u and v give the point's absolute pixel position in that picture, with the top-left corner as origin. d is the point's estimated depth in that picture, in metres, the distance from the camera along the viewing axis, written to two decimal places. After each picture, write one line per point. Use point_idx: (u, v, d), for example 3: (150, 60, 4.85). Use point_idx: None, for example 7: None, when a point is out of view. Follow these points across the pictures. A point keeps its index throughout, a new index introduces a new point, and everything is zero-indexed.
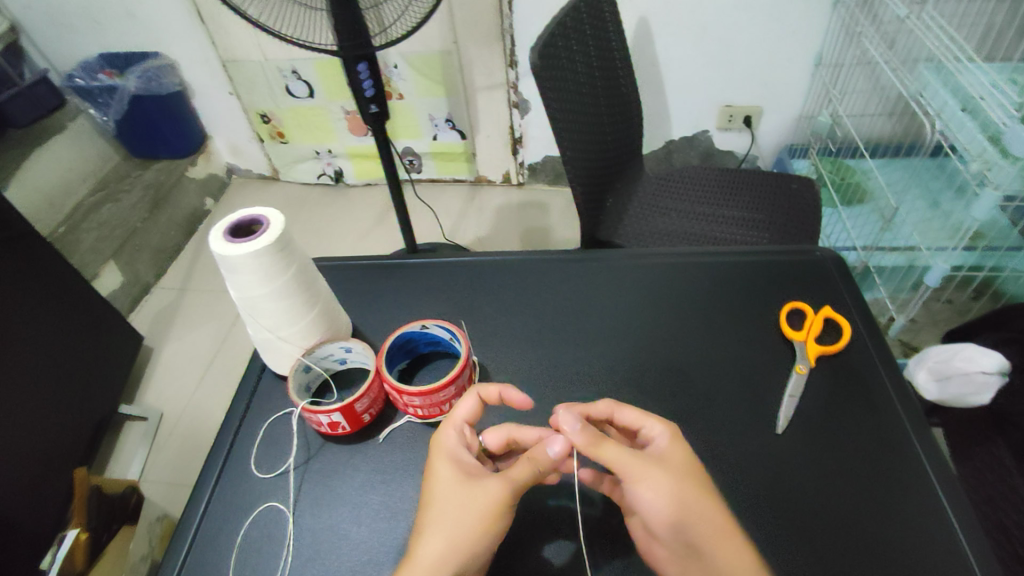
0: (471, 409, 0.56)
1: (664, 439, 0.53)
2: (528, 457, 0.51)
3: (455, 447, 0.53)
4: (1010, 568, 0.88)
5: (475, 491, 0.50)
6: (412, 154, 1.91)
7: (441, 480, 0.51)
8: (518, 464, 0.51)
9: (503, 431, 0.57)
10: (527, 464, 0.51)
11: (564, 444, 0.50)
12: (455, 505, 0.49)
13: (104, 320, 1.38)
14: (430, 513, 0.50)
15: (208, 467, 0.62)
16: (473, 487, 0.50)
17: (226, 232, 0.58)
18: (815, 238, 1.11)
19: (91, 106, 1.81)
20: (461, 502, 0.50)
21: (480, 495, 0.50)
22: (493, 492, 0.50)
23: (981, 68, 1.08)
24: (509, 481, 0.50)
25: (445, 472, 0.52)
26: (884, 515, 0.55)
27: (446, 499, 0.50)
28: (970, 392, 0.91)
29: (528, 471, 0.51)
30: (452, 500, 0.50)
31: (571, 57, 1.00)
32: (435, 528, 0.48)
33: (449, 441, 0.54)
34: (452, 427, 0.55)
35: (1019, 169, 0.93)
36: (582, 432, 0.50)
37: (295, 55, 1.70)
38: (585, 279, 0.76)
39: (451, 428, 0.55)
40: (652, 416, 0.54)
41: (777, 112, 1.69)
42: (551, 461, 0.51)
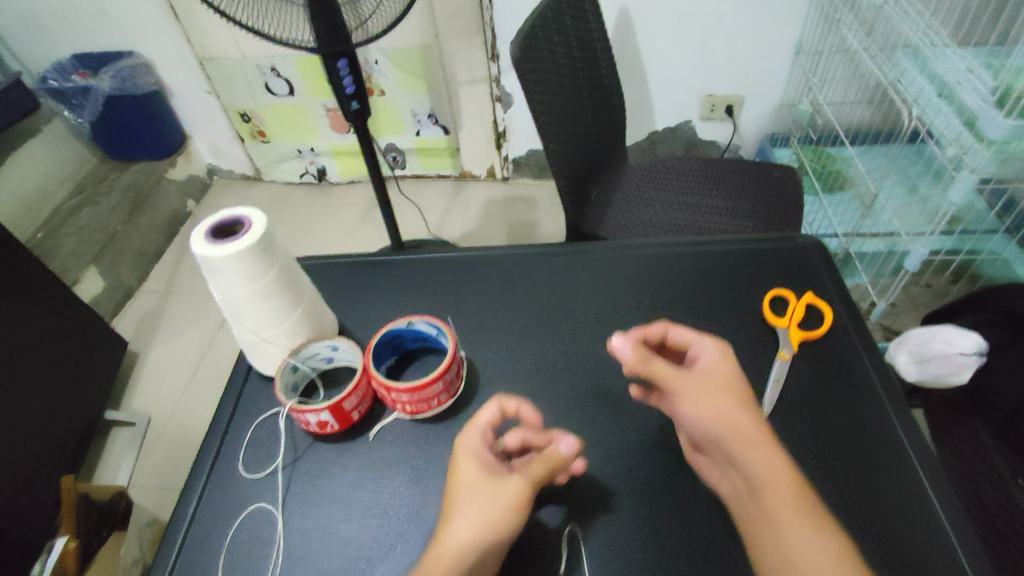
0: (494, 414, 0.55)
1: (714, 354, 0.56)
2: (545, 458, 0.52)
3: (476, 448, 0.53)
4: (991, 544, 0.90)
5: (499, 490, 0.50)
6: (396, 150, 1.90)
7: (466, 478, 0.51)
8: (536, 465, 0.52)
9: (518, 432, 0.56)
10: (543, 466, 0.52)
11: (574, 445, 0.53)
12: (478, 502, 0.50)
13: (86, 326, 1.36)
14: (455, 510, 0.50)
15: (196, 470, 0.62)
16: (497, 485, 0.50)
17: (208, 233, 0.58)
18: (797, 225, 1.12)
19: (66, 108, 1.76)
20: (485, 499, 0.50)
21: (504, 492, 0.50)
22: (515, 490, 0.50)
23: (956, 54, 1.09)
24: (531, 483, 0.51)
25: (467, 470, 0.52)
26: (865, 495, 0.56)
27: (470, 496, 0.50)
28: (949, 372, 0.93)
29: (543, 472, 0.52)
30: (475, 497, 0.50)
31: (552, 49, 1.00)
32: (461, 522, 0.49)
33: (470, 440, 0.54)
34: (474, 429, 0.54)
35: (994, 152, 0.94)
36: (631, 351, 0.54)
37: (274, 52, 1.68)
38: (571, 272, 0.76)
39: (474, 428, 0.54)
40: (704, 337, 0.58)
41: (758, 101, 1.70)
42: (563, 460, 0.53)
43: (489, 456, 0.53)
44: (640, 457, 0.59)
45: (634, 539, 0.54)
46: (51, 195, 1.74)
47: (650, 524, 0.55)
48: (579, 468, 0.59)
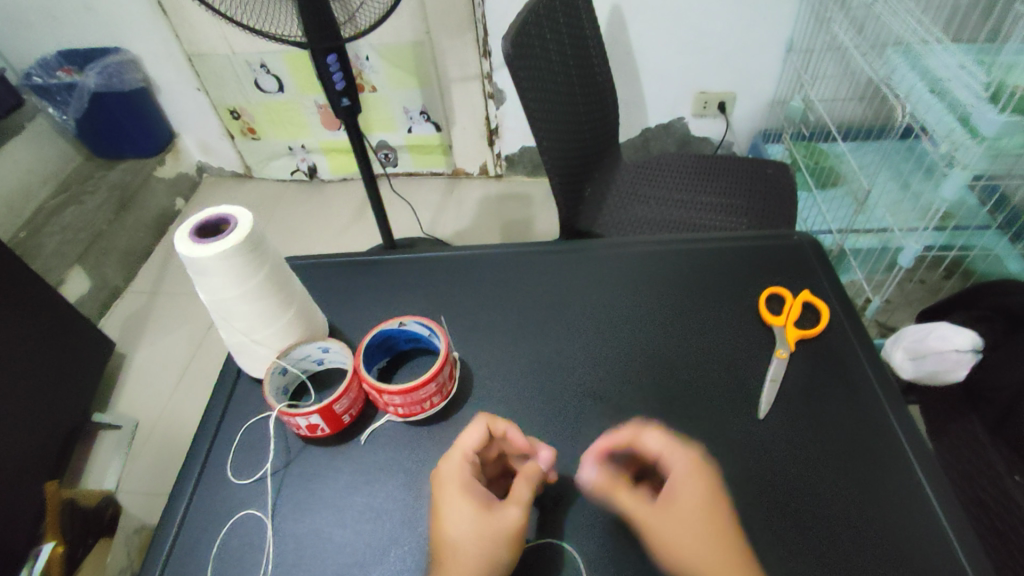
0: (478, 439, 0.54)
1: (687, 475, 0.52)
2: (528, 474, 0.53)
3: (462, 477, 0.52)
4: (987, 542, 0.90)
5: (492, 521, 0.50)
6: (387, 147, 1.88)
7: (456, 513, 0.50)
8: (521, 484, 0.52)
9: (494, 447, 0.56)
10: (529, 484, 0.52)
11: (551, 457, 0.55)
12: (476, 538, 0.49)
13: (70, 328, 1.34)
14: (454, 553, 0.49)
15: (184, 476, 0.60)
16: (490, 516, 0.50)
17: (193, 233, 0.56)
18: (791, 222, 1.12)
19: (49, 105, 1.73)
20: (481, 533, 0.49)
21: (499, 522, 0.50)
22: (509, 518, 0.50)
23: (947, 50, 1.09)
24: (524, 505, 0.51)
25: (458, 505, 0.51)
26: (865, 496, 0.55)
27: (466, 534, 0.49)
28: (945, 369, 0.93)
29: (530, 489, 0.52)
30: (472, 533, 0.49)
31: (545, 45, 0.99)
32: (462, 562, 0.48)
33: (454, 472, 0.52)
34: (457, 459, 0.53)
35: (986, 148, 0.94)
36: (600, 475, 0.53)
37: (263, 48, 1.66)
38: (566, 270, 0.75)
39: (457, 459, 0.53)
40: (678, 449, 0.53)
41: (751, 98, 1.70)
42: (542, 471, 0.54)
43: (476, 483, 0.52)
44: None
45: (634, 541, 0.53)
46: (35, 194, 1.71)
47: None
48: (576, 469, 0.58)
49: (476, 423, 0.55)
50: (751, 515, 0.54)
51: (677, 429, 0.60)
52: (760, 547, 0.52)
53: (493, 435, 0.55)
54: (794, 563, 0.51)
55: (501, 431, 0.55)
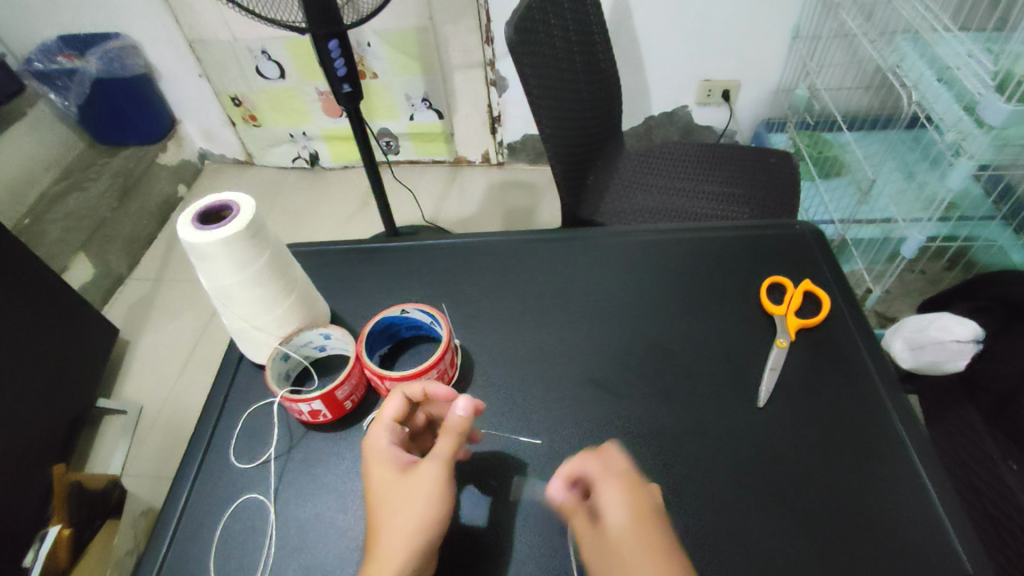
0: (398, 405, 0.54)
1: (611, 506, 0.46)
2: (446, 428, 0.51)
3: (385, 446, 0.52)
4: None
5: (413, 480, 0.50)
6: (389, 135, 1.88)
7: (379, 481, 0.51)
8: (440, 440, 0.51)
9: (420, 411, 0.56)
10: (449, 438, 0.51)
11: (469, 402, 0.51)
12: (401, 501, 0.49)
13: (74, 316, 1.34)
14: (381, 520, 0.49)
15: (187, 460, 0.61)
16: (412, 477, 0.50)
17: (195, 219, 0.57)
18: (793, 211, 1.11)
19: (50, 90, 1.72)
20: (403, 494, 0.49)
21: (419, 482, 0.50)
22: (429, 475, 0.50)
23: (956, 38, 1.08)
24: (442, 458, 0.51)
25: (380, 472, 0.51)
26: (863, 485, 0.56)
27: (391, 500, 0.50)
28: (943, 359, 0.94)
29: (451, 443, 0.51)
30: (394, 497, 0.50)
31: (549, 31, 0.98)
32: (389, 527, 0.48)
33: (376, 441, 0.53)
34: (379, 428, 0.54)
35: (992, 138, 0.93)
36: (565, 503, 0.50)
37: (265, 34, 1.65)
38: (567, 258, 0.76)
39: (379, 426, 0.54)
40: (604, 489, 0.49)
41: (755, 86, 1.68)
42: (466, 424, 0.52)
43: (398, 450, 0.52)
44: (637, 443, 0.59)
45: None
46: (37, 180, 1.71)
47: None
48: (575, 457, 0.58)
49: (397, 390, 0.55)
50: (747, 502, 0.55)
51: (675, 417, 0.61)
52: (759, 533, 0.53)
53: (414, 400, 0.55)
54: (792, 549, 0.52)
55: (419, 392, 0.55)
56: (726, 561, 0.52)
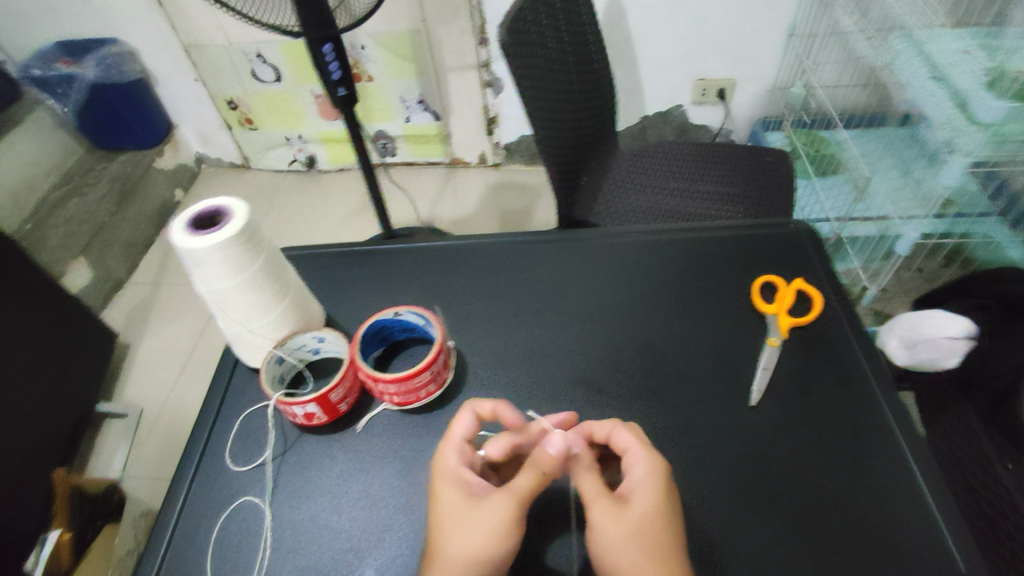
0: (469, 427, 0.56)
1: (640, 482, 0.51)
2: (534, 465, 0.51)
3: (455, 470, 0.53)
4: (978, 523, 0.91)
5: (483, 512, 0.50)
6: (385, 137, 1.88)
7: (446, 504, 0.52)
8: (523, 474, 0.51)
9: (505, 441, 0.55)
10: (533, 474, 0.51)
11: (561, 440, 0.50)
12: (468, 529, 0.50)
13: (74, 320, 1.35)
14: (445, 543, 0.50)
15: (184, 463, 0.61)
16: (484, 508, 0.50)
17: (188, 224, 0.57)
18: (788, 210, 1.12)
19: (50, 97, 1.72)
20: (472, 523, 0.50)
21: (492, 514, 0.50)
22: (504, 509, 0.50)
23: (953, 34, 1.08)
24: (519, 495, 0.50)
25: (449, 496, 0.52)
26: (856, 481, 0.56)
27: (457, 526, 0.50)
28: (937, 356, 0.92)
29: (533, 480, 0.51)
30: (462, 524, 0.50)
31: (541, 32, 0.98)
32: (450, 555, 0.49)
33: (447, 462, 0.54)
34: (449, 445, 0.55)
35: (989, 135, 0.94)
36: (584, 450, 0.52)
37: (260, 38, 1.65)
38: (561, 259, 0.76)
39: (450, 446, 0.55)
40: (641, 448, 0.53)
41: (750, 84, 1.68)
42: (553, 463, 0.50)
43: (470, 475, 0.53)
44: None
45: None
46: (37, 185, 1.70)
47: None
48: None
49: (471, 409, 0.57)
50: (739, 501, 0.55)
51: (668, 416, 0.61)
52: (753, 531, 0.53)
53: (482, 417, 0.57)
54: (784, 546, 0.52)
55: (490, 411, 0.57)
56: (719, 559, 0.52)
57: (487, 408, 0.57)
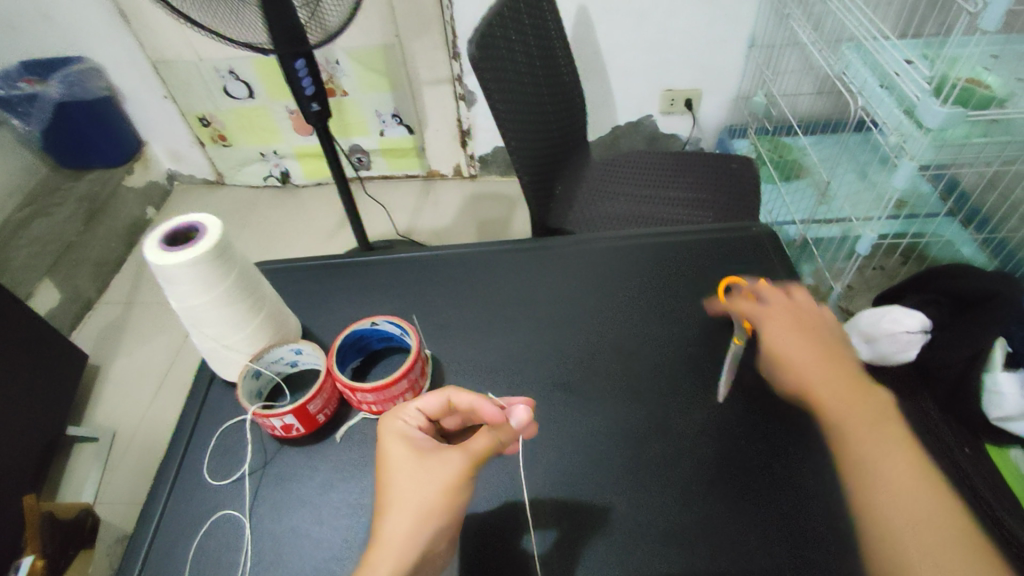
0: (437, 405, 0.55)
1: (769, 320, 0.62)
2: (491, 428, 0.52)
3: (408, 431, 0.53)
4: None
5: (435, 466, 0.50)
6: (360, 151, 1.89)
7: (395, 459, 0.51)
8: (480, 436, 0.51)
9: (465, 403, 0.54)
10: (487, 439, 0.51)
11: (524, 412, 0.53)
12: (418, 482, 0.49)
13: (41, 343, 1.32)
14: (393, 496, 0.49)
15: (160, 480, 0.61)
16: (436, 462, 0.50)
17: (162, 241, 0.58)
18: (753, 214, 1.16)
19: (12, 116, 1.65)
20: (420, 477, 0.49)
21: (443, 469, 0.50)
22: (456, 466, 0.50)
23: (895, 45, 1.14)
24: (473, 453, 0.51)
25: (398, 452, 0.51)
26: (818, 468, 0.59)
27: (407, 478, 0.50)
28: (896, 351, 0.95)
29: (487, 444, 0.51)
30: (413, 475, 0.50)
31: (510, 47, 1.00)
32: (397, 508, 0.48)
33: (402, 424, 0.54)
34: (407, 411, 0.55)
35: (931, 139, 0.98)
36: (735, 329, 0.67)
37: (231, 54, 1.65)
38: (533, 267, 0.78)
39: (408, 411, 0.55)
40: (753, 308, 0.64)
41: (716, 94, 1.74)
42: (511, 430, 0.53)
43: (423, 438, 0.53)
44: (602, 445, 0.61)
45: (605, 525, 0.55)
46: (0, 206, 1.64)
47: (619, 514, 0.56)
48: (547, 462, 0.60)
49: (445, 393, 0.55)
50: (708, 495, 0.57)
51: (642, 415, 0.63)
52: (722, 518, 0.55)
53: (453, 404, 0.55)
54: (752, 534, 0.55)
55: (467, 405, 0.54)
56: (691, 547, 0.54)
57: (460, 398, 0.55)
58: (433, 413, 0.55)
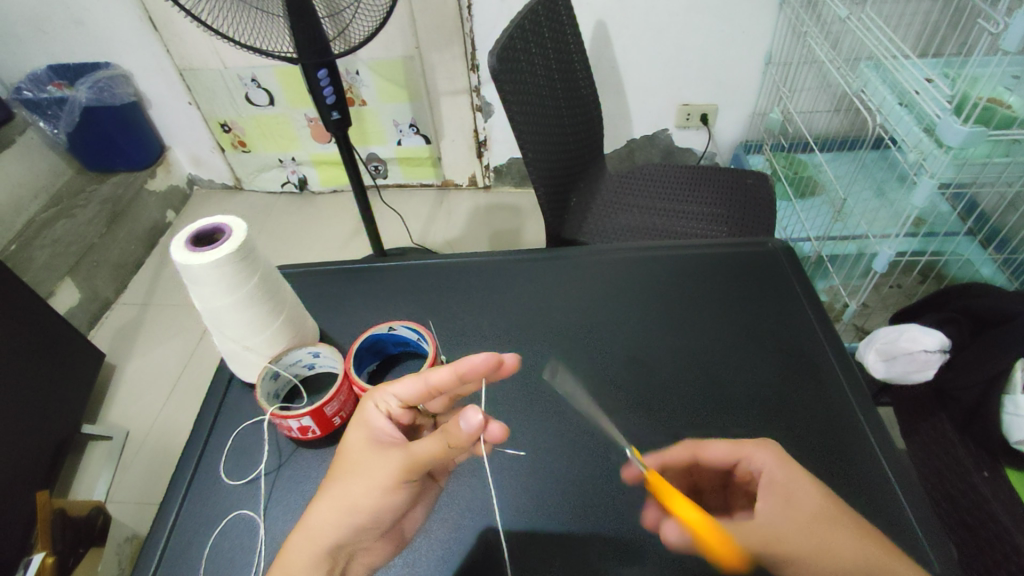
0: (414, 390, 0.54)
1: (772, 460, 0.54)
2: (443, 434, 0.50)
3: (376, 420, 0.54)
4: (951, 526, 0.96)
5: (377, 462, 0.51)
6: (377, 160, 1.91)
7: (352, 445, 0.53)
8: (433, 438, 0.50)
9: (439, 381, 0.53)
10: (437, 442, 0.50)
11: (475, 418, 0.48)
12: (355, 474, 0.51)
13: (60, 341, 1.34)
14: (334, 479, 0.52)
15: (176, 479, 0.62)
16: (379, 458, 0.52)
17: (187, 242, 0.59)
18: (769, 230, 1.15)
19: (40, 119, 1.74)
20: (361, 469, 0.51)
21: (382, 466, 0.51)
22: (393, 466, 0.51)
23: (916, 65, 1.13)
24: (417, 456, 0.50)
25: (356, 439, 0.53)
26: (831, 484, 0.58)
27: (349, 467, 0.52)
28: (913, 370, 0.96)
29: (437, 447, 0.50)
30: (356, 466, 0.52)
31: (529, 60, 1.02)
32: (330, 496, 0.51)
33: (372, 409, 0.55)
34: (380, 398, 0.55)
35: (952, 157, 0.96)
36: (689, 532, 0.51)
37: (255, 63, 1.68)
38: (548, 277, 0.78)
39: (383, 396, 0.55)
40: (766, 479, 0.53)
41: (731, 110, 1.74)
42: (461, 438, 0.50)
43: (387, 429, 0.54)
44: (615, 456, 0.61)
45: (617, 536, 0.55)
46: (25, 207, 1.71)
47: (632, 526, 0.55)
48: (562, 470, 0.60)
49: (422, 379, 0.53)
50: None
51: (657, 427, 0.63)
52: None
53: (425, 393, 0.54)
54: None
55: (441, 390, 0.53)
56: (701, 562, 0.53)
57: (439, 379, 0.53)
58: (412, 398, 0.55)
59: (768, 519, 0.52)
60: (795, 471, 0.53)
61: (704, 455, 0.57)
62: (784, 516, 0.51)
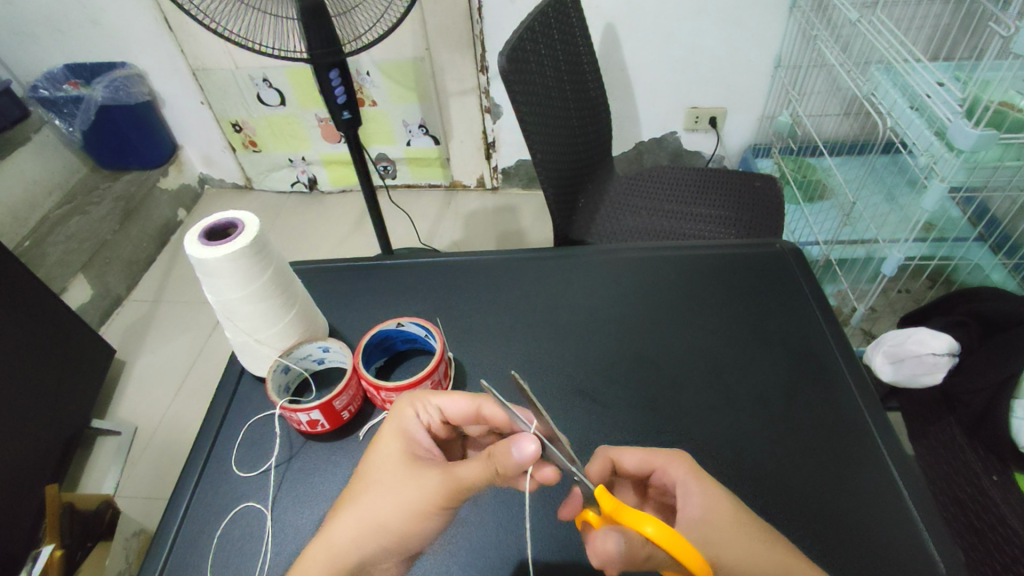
0: (463, 410, 0.55)
1: (687, 475, 0.52)
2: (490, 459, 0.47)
3: (414, 430, 0.55)
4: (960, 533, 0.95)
5: (414, 481, 0.50)
6: (387, 160, 1.92)
7: (387, 456, 0.53)
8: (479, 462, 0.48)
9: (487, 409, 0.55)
10: (481, 466, 0.48)
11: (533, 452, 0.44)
12: (389, 490, 0.51)
13: (71, 337, 1.36)
14: (364, 488, 0.52)
15: (188, 469, 0.63)
16: (415, 477, 0.51)
17: (202, 236, 0.60)
18: (779, 233, 1.15)
19: (56, 117, 1.77)
20: (401, 486, 0.51)
21: (417, 487, 0.50)
22: (430, 484, 0.50)
23: (927, 68, 1.13)
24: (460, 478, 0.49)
25: (393, 451, 0.53)
26: (837, 485, 0.58)
27: (384, 479, 0.52)
28: (920, 372, 0.96)
29: (480, 473, 0.48)
30: (391, 480, 0.51)
31: (539, 60, 1.02)
32: (361, 508, 0.50)
33: (412, 418, 0.55)
34: (423, 410, 0.56)
35: (962, 161, 0.96)
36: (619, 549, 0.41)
37: (266, 63, 1.70)
38: (556, 275, 0.79)
39: (426, 408, 0.56)
40: (691, 482, 0.52)
41: (741, 113, 1.74)
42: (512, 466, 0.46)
43: (423, 441, 0.55)
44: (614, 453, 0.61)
45: None
46: (39, 204, 1.74)
47: None
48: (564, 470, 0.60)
49: (474, 402, 0.55)
50: None
51: (664, 427, 0.63)
52: None
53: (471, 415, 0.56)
54: None
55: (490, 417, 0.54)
56: None
57: (489, 408, 0.55)
58: (457, 414, 0.56)
59: (691, 531, 0.49)
60: (712, 487, 0.51)
61: (621, 463, 0.55)
62: (708, 528, 0.49)
